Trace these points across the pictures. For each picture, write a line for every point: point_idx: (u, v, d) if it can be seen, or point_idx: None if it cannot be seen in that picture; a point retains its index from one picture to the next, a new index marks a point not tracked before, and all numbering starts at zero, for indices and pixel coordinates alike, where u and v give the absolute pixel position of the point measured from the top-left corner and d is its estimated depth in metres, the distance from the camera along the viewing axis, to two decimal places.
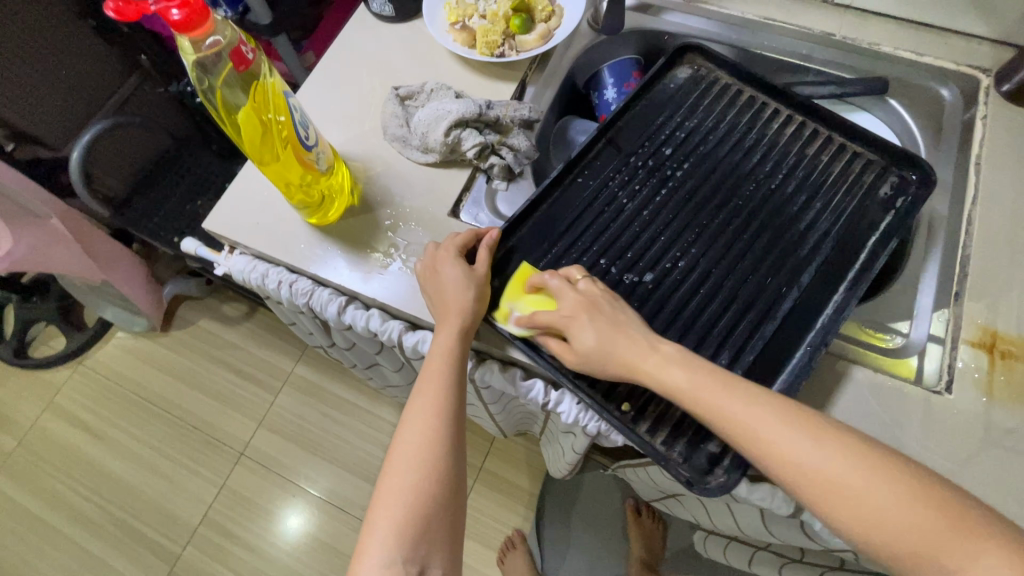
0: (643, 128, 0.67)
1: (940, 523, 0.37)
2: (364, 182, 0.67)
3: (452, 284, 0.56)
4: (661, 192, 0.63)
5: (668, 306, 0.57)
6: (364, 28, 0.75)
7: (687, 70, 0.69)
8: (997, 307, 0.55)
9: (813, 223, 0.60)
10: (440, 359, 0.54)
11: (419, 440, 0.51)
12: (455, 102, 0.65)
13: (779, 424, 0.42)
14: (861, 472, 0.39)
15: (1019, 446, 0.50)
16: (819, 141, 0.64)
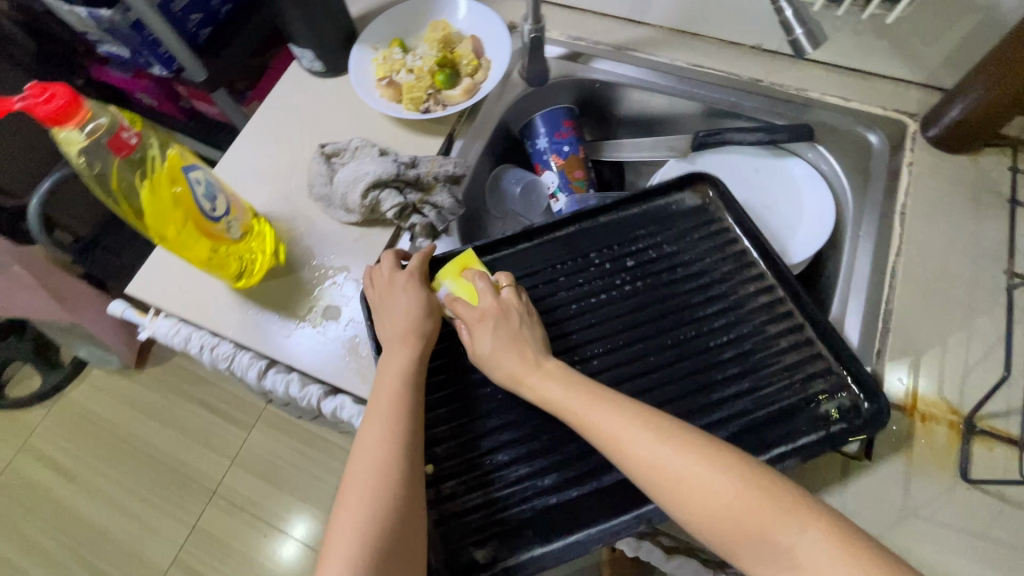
0: (622, 229, 0.63)
1: (801, 533, 0.39)
2: (287, 243, 0.66)
3: (409, 306, 0.56)
4: (601, 296, 0.59)
5: (549, 430, 0.53)
6: (297, 85, 0.76)
7: (695, 199, 0.65)
8: (918, 365, 0.54)
9: (730, 400, 0.53)
10: (392, 384, 0.52)
11: (371, 475, 0.47)
12: (375, 162, 0.65)
13: (656, 445, 0.44)
14: (734, 488, 0.41)
15: (938, 516, 0.48)
16: (786, 324, 0.56)
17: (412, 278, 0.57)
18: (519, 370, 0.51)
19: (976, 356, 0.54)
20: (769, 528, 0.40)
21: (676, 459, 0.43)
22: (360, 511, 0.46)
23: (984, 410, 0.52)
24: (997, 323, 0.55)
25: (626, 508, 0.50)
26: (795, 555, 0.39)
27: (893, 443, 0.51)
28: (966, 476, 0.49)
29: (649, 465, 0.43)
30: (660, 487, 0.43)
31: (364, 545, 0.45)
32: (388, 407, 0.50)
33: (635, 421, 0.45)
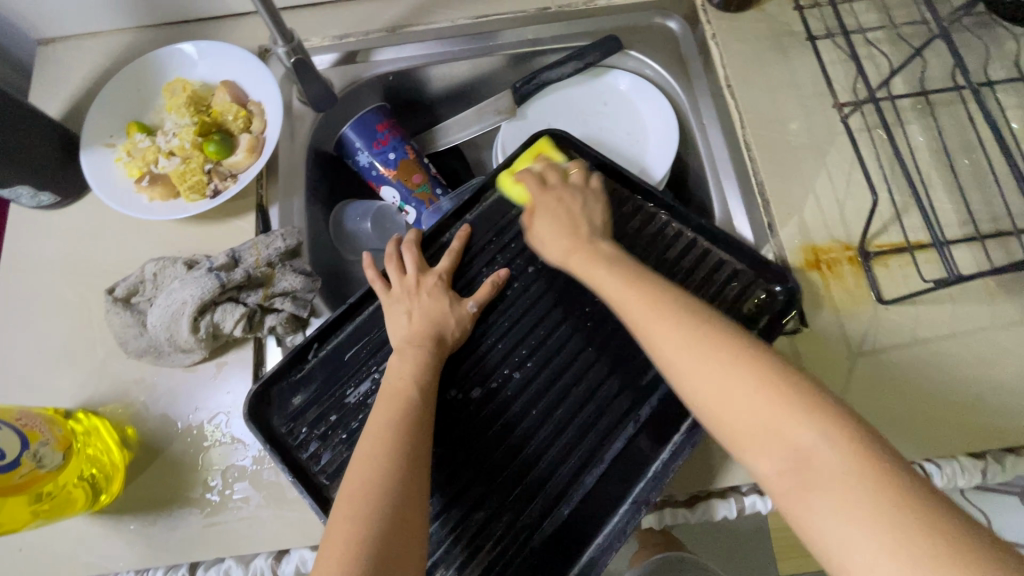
0: (494, 218, 0.58)
1: (811, 435, 0.35)
2: (134, 423, 0.52)
3: (440, 299, 0.52)
4: (505, 296, 0.55)
5: (520, 450, 0.48)
6: (33, 231, 0.58)
7: (548, 159, 0.61)
8: (805, 221, 0.57)
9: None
10: (399, 390, 0.46)
11: (358, 496, 0.40)
12: (186, 283, 0.51)
13: (672, 334, 0.42)
14: (749, 393, 0.38)
15: (877, 345, 0.52)
16: (682, 245, 0.58)
17: (438, 279, 0.53)
18: (570, 246, 0.53)
19: (843, 189, 0.57)
20: (773, 425, 0.36)
21: (704, 350, 0.41)
22: (342, 527, 0.38)
23: (869, 234, 0.56)
24: (845, 151, 0.59)
25: (622, 496, 0.47)
26: (810, 460, 0.34)
27: (816, 300, 0.54)
28: (884, 300, 0.53)
29: (665, 351, 0.42)
30: (676, 366, 0.41)
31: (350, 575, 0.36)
32: (390, 419, 0.44)
33: (654, 308, 0.45)
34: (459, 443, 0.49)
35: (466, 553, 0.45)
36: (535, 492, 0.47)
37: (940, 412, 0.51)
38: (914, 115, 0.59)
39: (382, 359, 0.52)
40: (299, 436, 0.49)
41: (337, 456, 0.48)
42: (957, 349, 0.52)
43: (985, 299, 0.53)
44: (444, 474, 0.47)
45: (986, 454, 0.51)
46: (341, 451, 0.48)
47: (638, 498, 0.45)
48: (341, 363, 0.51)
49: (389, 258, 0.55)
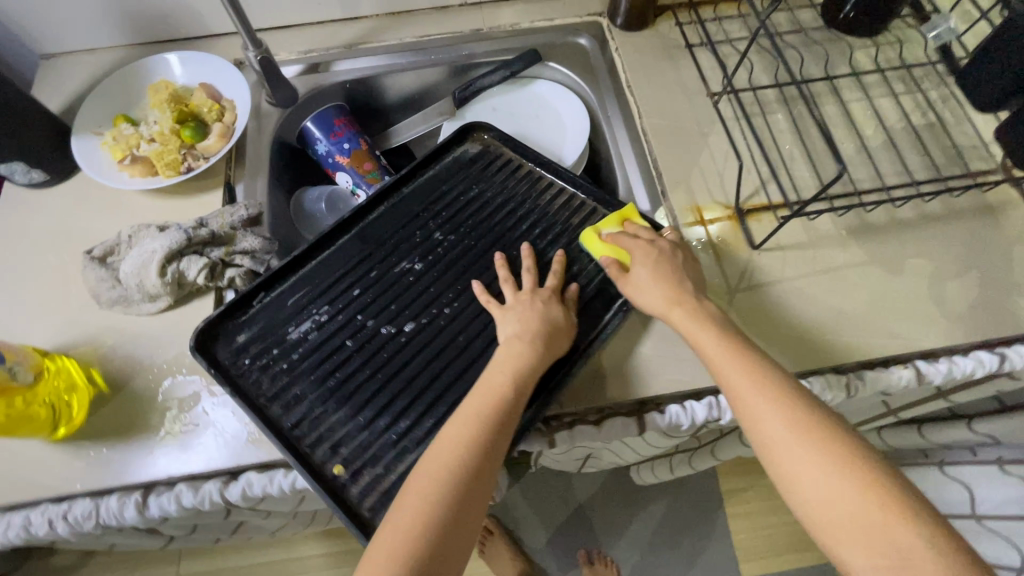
0: (429, 192, 0.68)
1: (915, 537, 0.41)
2: (100, 364, 0.58)
3: (542, 305, 0.56)
4: (435, 253, 0.63)
5: (437, 374, 0.56)
6: (19, 206, 0.66)
7: (477, 146, 0.72)
8: (692, 188, 0.68)
9: (567, 286, 0.61)
10: (499, 386, 0.50)
11: (452, 451, 0.47)
12: (158, 238, 0.59)
13: (776, 417, 0.47)
14: (851, 483, 0.43)
15: (751, 284, 0.62)
16: (586, 213, 0.66)
17: (551, 294, 0.57)
18: (668, 297, 0.55)
19: (722, 163, 0.69)
20: (880, 528, 0.42)
21: (803, 437, 0.46)
22: (415, 502, 0.45)
23: (744, 196, 0.67)
24: (723, 134, 0.71)
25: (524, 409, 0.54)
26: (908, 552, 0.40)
27: (702, 249, 0.64)
28: (755, 245, 0.64)
29: (766, 432, 0.47)
30: (775, 445, 0.47)
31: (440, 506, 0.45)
32: (493, 407, 0.49)
33: (756, 379, 0.49)
34: (388, 368, 0.56)
35: (392, 456, 0.52)
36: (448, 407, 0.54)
37: (809, 336, 0.60)
38: (777, 105, 0.72)
39: (321, 302, 0.60)
40: (242, 364, 0.56)
41: (277, 380, 0.55)
42: (819, 284, 0.62)
43: (839, 244, 0.64)
44: (375, 392, 0.55)
45: (849, 371, 0.60)
46: (279, 379, 0.55)
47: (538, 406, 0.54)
48: (283, 307, 0.59)
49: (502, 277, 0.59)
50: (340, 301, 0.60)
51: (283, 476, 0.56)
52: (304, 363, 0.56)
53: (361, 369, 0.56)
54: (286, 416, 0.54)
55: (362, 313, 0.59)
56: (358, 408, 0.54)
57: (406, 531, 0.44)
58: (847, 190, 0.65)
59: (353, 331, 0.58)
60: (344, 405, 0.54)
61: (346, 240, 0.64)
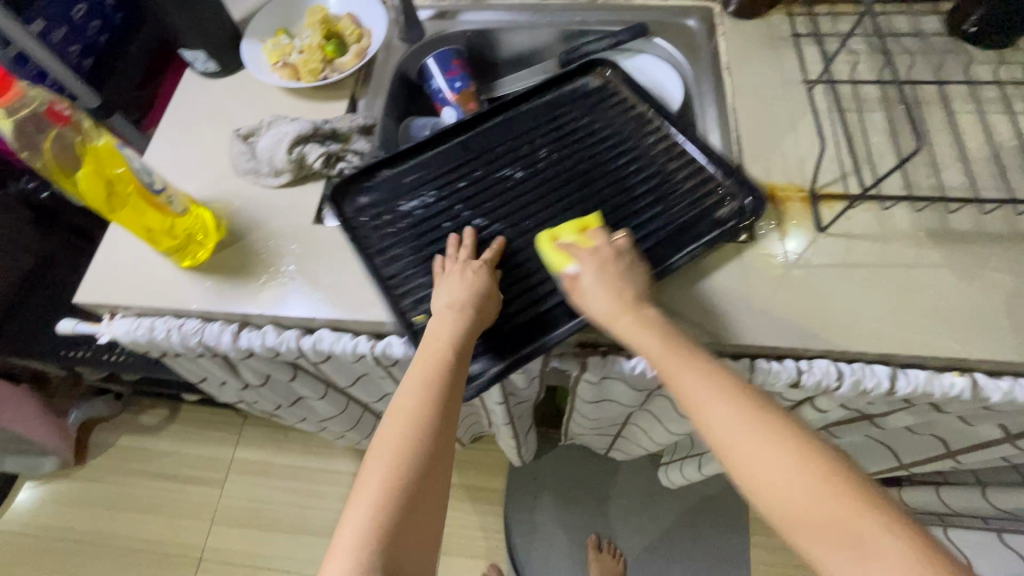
0: (542, 113, 0.75)
1: (882, 531, 0.40)
2: (227, 218, 0.70)
3: (461, 279, 0.58)
4: (535, 165, 0.70)
5: (514, 264, 0.64)
6: (193, 89, 0.81)
7: (598, 80, 0.77)
8: (769, 167, 0.69)
9: (647, 223, 0.65)
10: (439, 350, 0.54)
11: (404, 418, 0.51)
12: (292, 124, 0.71)
13: (725, 412, 0.48)
14: (813, 477, 0.43)
15: (809, 263, 0.63)
16: (684, 159, 0.70)
17: (481, 263, 0.59)
18: (612, 309, 0.55)
19: (805, 149, 0.70)
20: (842, 522, 0.41)
21: (756, 438, 0.46)
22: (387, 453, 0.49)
23: (821, 182, 0.67)
24: (812, 122, 0.72)
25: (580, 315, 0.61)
26: (876, 549, 0.40)
27: (768, 223, 0.66)
28: (822, 227, 0.64)
29: (717, 432, 0.47)
30: (736, 446, 0.46)
31: (387, 474, 0.48)
32: (429, 377, 0.53)
33: (704, 379, 0.50)
34: (477, 252, 0.64)
35: None
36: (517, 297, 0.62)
37: (857, 322, 0.60)
38: (877, 103, 0.71)
39: (430, 187, 0.69)
40: (357, 221, 0.67)
41: (387, 241, 0.66)
42: (881, 277, 0.62)
43: (913, 242, 0.63)
44: (461, 267, 0.64)
45: (897, 367, 0.60)
46: (386, 239, 0.66)
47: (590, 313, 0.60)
48: (401, 184, 0.70)
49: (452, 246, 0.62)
50: (446, 189, 0.69)
51: (352, 340, 0.66)
52: (407, 233, 0.66)
53: None
54: (385, 269, 0.64)
55: (461, 203, 0.68)
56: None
57: (370, 502, 0.47)
58: (933, 192, 0.64)
59: (452, 217, 0.67)
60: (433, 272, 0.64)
61: (459, 141, 0.73)
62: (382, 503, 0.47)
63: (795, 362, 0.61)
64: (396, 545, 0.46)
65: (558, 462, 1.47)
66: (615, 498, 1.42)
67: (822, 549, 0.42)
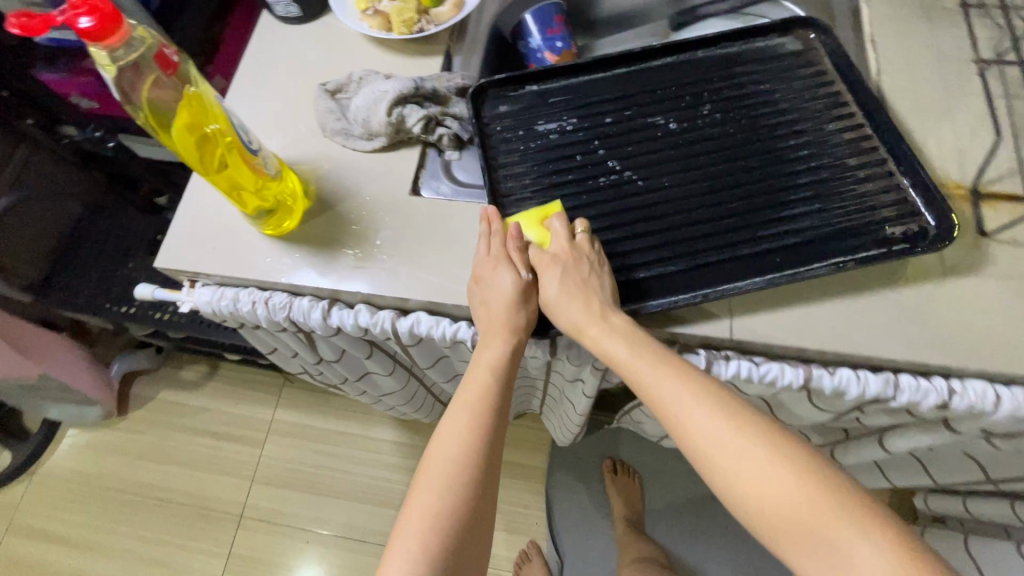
0: (721, 67, 0.68)
1: (859, 540, 0.40)
2: (315, 183, 0.64)
3: (507, 291, 0.55)
4: (696, 122, 0.65)
5: (635, 217, 0.60)
6: (270, 35, 0.74)
7: (796, 43, 0.69)
8: (922, 159, 0.62)
9: (801, 217, 0.58)
10: (486, 381, 0.54)
11: (456, 441, 0.51)
12: (389, 82, 0.65)
13: (706, 415, 0.46)
14: (792, 480, 0.43)
15: (968, 271, 0.57)
16: (871, 159, 0.61)
17: (514, 267, 0.56)
18: (581, 319, 0.53)
19: (965, 139, 0.62)
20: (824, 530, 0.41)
21: (739, 439, 0.45)
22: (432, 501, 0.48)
23: (984, 178, 0.60)
24: (973, 109, 0.63)
25: (694, 289, 0.56)
26: (851, 560, 0.40)
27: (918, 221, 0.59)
28: (985, 232, 0.58)
29: (699, 433, 0.46)
30: (722, 457, 0.45)
31: (439, 497, 0.49)
32: (478, 404, 0.53)
33: (675, 382, 0.49)
34: (602, 188, 0.61)
35: None
36: (625, 253, 0.58)
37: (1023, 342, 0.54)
38: None
39: (573, 113, 0.66)
40: (491, 129, 0.65)
41: (511, 156, 0.64)
42: None
43: None
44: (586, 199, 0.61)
45: None
46: (511, 156, 0.64)
47: (705, 292, 0.55)
48: (545, 105, 0.67)
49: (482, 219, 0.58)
50: (589, 120, 0.66)
51: (451, 326, 0.61)
52: (534, 154, 0.64)
53: (577, 179, 0.62)
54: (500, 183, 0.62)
55: (600, 139, 0.64)
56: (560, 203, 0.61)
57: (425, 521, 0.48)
58: None
59: (584, 150, 0.64)
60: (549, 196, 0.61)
61: (619, 74, 0.69)
62: (434, 529, 0.47)
63: (946, 382, 0.54)
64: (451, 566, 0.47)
65: (601, 444, 1.43)
66: (660, 485, 1.37)
67: (798, 555, 0.42)
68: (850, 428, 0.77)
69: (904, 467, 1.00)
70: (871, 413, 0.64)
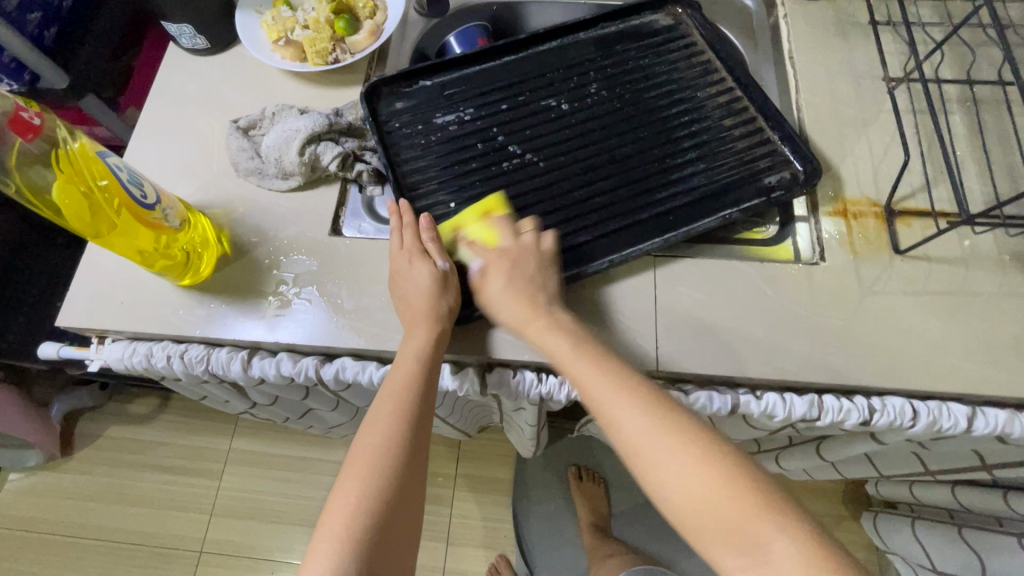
0: (602, 45, 0.70)
1: (781, 538, 0.38)
2: (230, 227, 0.62)
3: (422, 283, 0.54)
4: (585, 101, 0.66)
5: (539, 196, 0.61)
6: (179, 68, 0.70)
7: (667, 19, 0.72)
8: (840, 178, 0.63)
9: (687, 177, 0.61)
10: (408, 369, 0.51)
11: (381, 426, 0.49)
12: (301, 119, 0.62)
13: (637, 418, 0.44)
14: (727, 494, 0.40)
15: (886, 288, 0.58)
16: (744, 118, 0.64)
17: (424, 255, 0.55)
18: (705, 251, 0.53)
19: (879, 156, 0.63)
20: (741, 522, 0.39)
21: (652, 439, 0.43)
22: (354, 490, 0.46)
23: (897, 196, 0.61)
24: (886, 126, 0.64)
25: (599, 258, 0.58)
26: (770, 556, 0.38)
27: (836, 238, 0.60)
28: (900, 250, 0.59)
29: (628, 435, 0.44)
30: (635, 449, 0.44)
31: (365, 479, 0.47)
32: (402, 390, 0.51)
33: (613, 384, 0.46)
34: (507, 173, 0.62)
35: None
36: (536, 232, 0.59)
37: (939, 357, 0.55)
38: (959, 105, 0.64)
39: (470, 103, 0.66)
40: (391, 126, 0.64)
41: (414, 155, 0.63)
42: (963, 307, 0.57)
43: (995, 268, 0.58)
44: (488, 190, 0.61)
45: (976, 405, 0.55)
46: (414, 149, 0.63)
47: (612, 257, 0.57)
48: (440, 97, 0.66)
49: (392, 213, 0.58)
50: (486, 110, 0.66)
51: (378, 370, 0.58)
52: (438, 147, 0.63)
53: (480, 170, 0.62)
54: (408, 179, 0.62)
55: (498, 126, 0.65)
56: (465, 196, 0.61)
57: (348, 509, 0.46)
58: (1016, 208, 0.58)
59: (485, 139, 0.64)
60: (455, 191, 0.61)
61: (506, 61, 0.69)
62: (358, 518, 0.45)
63: (867, 400, 0.55)
64: (381, 549, 0.45)
65: (566, 453, 1.41)
66: (624, 490, 1.37)
67: (722, 555, 0.39)
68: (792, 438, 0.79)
69: (850, 467, 1.01)
70: (803, 428, 0.64)
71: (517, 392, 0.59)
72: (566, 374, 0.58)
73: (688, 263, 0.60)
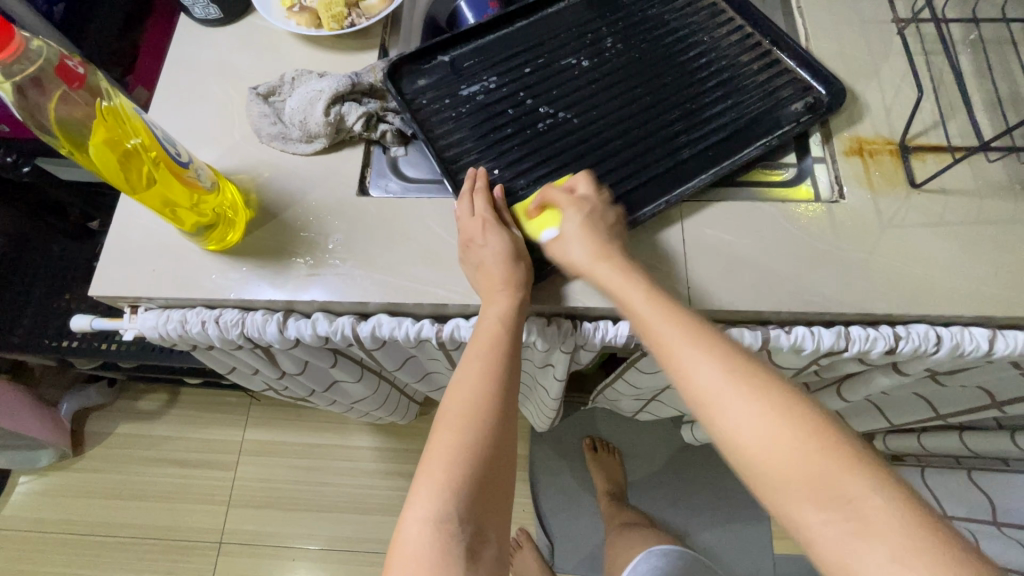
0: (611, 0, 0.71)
1: (870, 491, 0.36)
2: (256, 192, 0.62)
3: (498, 251, 0.54)
4: (604, 55, 0.67)
5: (579, 149, 0.62)
6: (192, 39, 0.70)
7: None
8: (853, 120, 0.65)
9: (717, 115, 0.63)
10: (494, 331, 0.51)
11: (471, 384, 0.49)
12: (323, 80, 0.63)
13: (711, 369, 0.43)
14: (811, 444, 0.38)
15: (905, 222, 0.60)
16: (759, 52, 0.66)
17: (495, 222, 0.55)
18: (591, 256, 0.52)
19: (891, 97, 0.65)
20: (834, 482, 0.37)
21: (742, 395, 0.41)
22: (451, 439, 0.46)
23: (910, 133, 0.63)
24: (894, 70, 0.66)
25: (649, 202, 0.59)
26: (861, 508, 0.36)
27: (853, 176, 0.62)
28: (916, 184, 0.61)
29: (699, 384, 0.43)
30: (717, 403, 0.41)
31: (461, 432, 0.46)
32: (489, 353, 0.51)
33: (688, 335, 0.45)
34: (544, 135, 0.63)
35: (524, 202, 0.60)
36: None
37: (960, 283, 0.57)
38: (965, 46, 0.66)
39: (492, 72, 0.66)
40: (418, 102, 0.64)
41: (448, 127, 0.63)
42: (980, 234, 0.59)
43: (1009, 195, 0.60)
44: (527, 152, 0.62)
45: (994, 328, 0.57)
46: (446, 123, 0.63)
47: (662, 200, 0.59)
48: (461, 69, 0.67)
49: (468, 179, 0.58)
50: (509, 75, 0.66)
51: (414, 326, 0.59)
52: (469, 117, 0.64)
53: (516, 134, 0.63)
54: (446, 151, 0.62)
55: (524, 90, 0.65)
56: (507, 161, 0.61)
57: (446, 457, 0.45)
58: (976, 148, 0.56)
59: (515, 105, 0.64)
60: (494, 158, 0.61)
61: (520, 26, 0.70)
62: (458, 470, 0.44)
63: (891, 329, 0.56)
64: (481, 500, 0.44)
65: (581, 426, 1.42)
66: (639, 458, 1.38)
67: (803, 506, 0.37)
68: (813, 385, 0.80)
69: (863, 417, 1.03)
70: (829, 366, 0.66)
71: (553, 340, 0.60)
72: (598, 320, 0.60)
73: (717, 208, 0.61)
